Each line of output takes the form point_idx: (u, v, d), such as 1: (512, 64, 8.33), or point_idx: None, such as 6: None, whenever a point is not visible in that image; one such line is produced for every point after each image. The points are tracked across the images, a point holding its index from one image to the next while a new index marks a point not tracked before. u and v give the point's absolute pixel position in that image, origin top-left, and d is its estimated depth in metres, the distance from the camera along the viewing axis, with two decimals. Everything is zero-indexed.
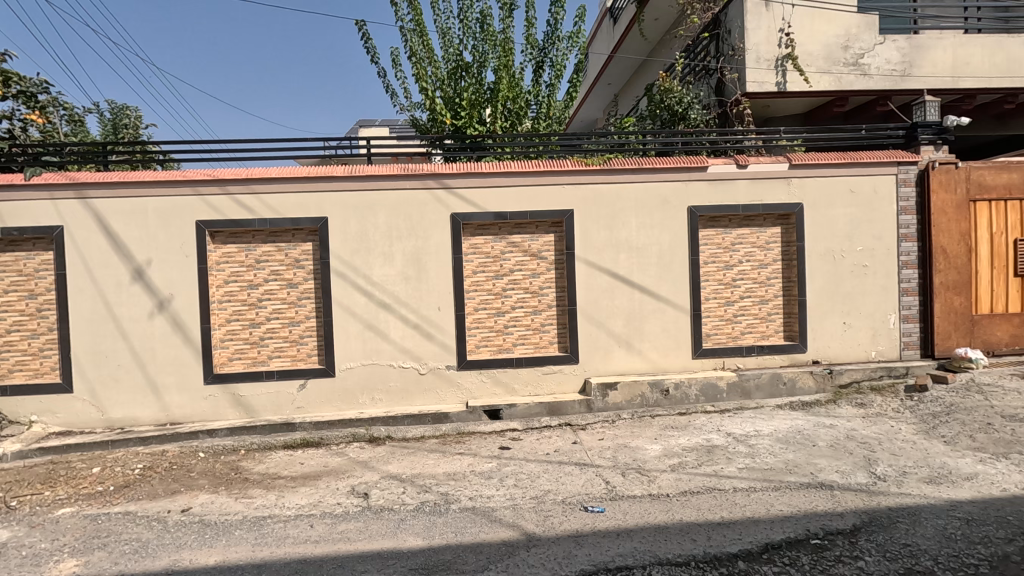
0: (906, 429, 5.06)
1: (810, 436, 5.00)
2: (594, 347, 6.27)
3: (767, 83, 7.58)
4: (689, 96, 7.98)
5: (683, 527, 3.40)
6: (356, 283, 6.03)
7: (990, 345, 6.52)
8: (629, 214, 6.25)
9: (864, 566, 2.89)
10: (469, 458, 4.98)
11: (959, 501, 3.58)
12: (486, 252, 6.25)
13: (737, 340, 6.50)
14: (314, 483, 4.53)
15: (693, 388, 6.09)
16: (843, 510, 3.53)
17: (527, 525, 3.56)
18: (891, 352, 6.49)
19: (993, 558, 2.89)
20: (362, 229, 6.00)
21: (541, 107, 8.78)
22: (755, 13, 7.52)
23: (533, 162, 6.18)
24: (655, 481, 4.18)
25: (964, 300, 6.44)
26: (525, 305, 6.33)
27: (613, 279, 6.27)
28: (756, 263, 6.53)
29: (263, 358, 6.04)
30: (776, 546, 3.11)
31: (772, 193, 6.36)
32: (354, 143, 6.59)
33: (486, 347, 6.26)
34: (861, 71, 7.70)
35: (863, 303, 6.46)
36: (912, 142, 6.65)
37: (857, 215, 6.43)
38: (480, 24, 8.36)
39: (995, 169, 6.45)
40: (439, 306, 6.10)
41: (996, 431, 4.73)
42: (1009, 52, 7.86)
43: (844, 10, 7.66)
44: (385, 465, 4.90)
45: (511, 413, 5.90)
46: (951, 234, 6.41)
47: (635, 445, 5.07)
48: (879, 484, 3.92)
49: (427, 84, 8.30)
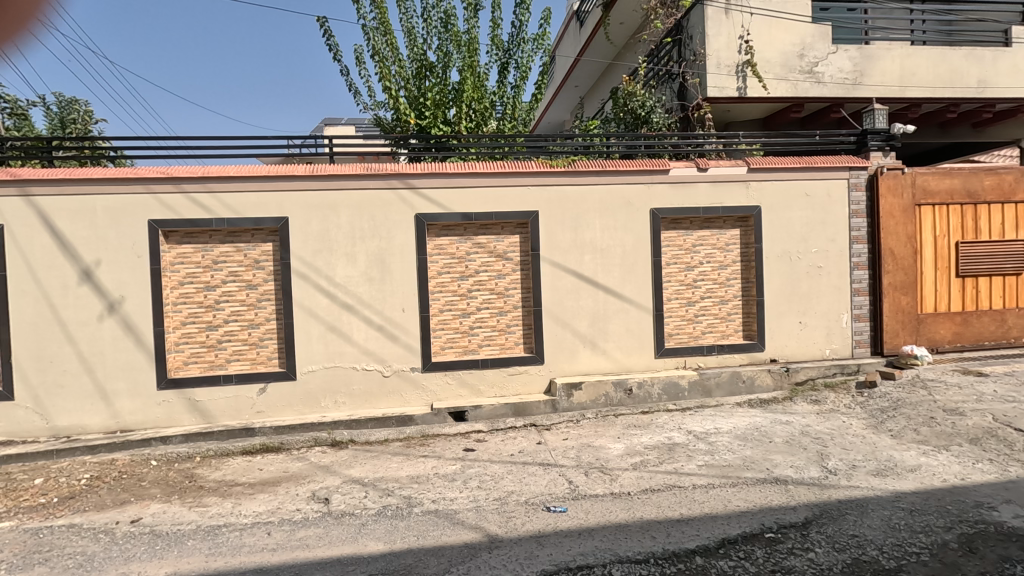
0: (857, 425, 5.26)
1: (767, 433, 5.14)
2: (559, 348, 6.31)
3: (727, 88, 7.76)
4: (651, 100, 8.14)
5: (643, 525, 3.45)
6: (318, 285, 5.91)
7: (935, 343, 6.86)
8: (594, 216, 6.32)
9: (814, 557, 2.99)
10: (433, 461, 4.94)
11: (903, 493, 3.74)
12: (451, 253, 6.22)
13: (698, 339, 6.64)
14: (273, 490, 4.41)
15: (656, 387, 6.18)
16: (796, 504, 3.65)
17: (490, 527, 3.56)
18: (844, 350, 6.74)
19: (933, 546, 3.03)
20: (325, 229, 5.90)
21: (506, 108, 8.79)
22: (715, 20, 7.70)
23: (499, 163, 6.19)
24: (616, 480, 4.24)
25: (910, 300, 6.74)
26: (490, 307, 6.33)
27: (578, 280, 6.32)
28: (716, 264, 6.68)
29: (220, 362, 5.87)
30: (732, 541, 3.19)
31: (732, 196, 6.52)
32: (319, 142, 6.48)
33: (452, 348, 6.23)
34: (815, 80, 7.98)
35: (818, 303, 6.69)
36: (862, 148, 6.92)
37: (811, 218, 6.65)
38: (444, 24, 8.32)
39: (939, 174, 6.77)
40: (404, 307, 6.04)
41: (938, 425, 4.96)
42: (952, 64, 8.24)
43: (800, 20, 7.93)
44: (348, 469, 4.82)
45: (476, 415, 5.88)
46: (899, 236, 6.71)
47: (598, 444, 5.12)
48: (830, 478, 4.07)
49: (391, 84, 8.18)
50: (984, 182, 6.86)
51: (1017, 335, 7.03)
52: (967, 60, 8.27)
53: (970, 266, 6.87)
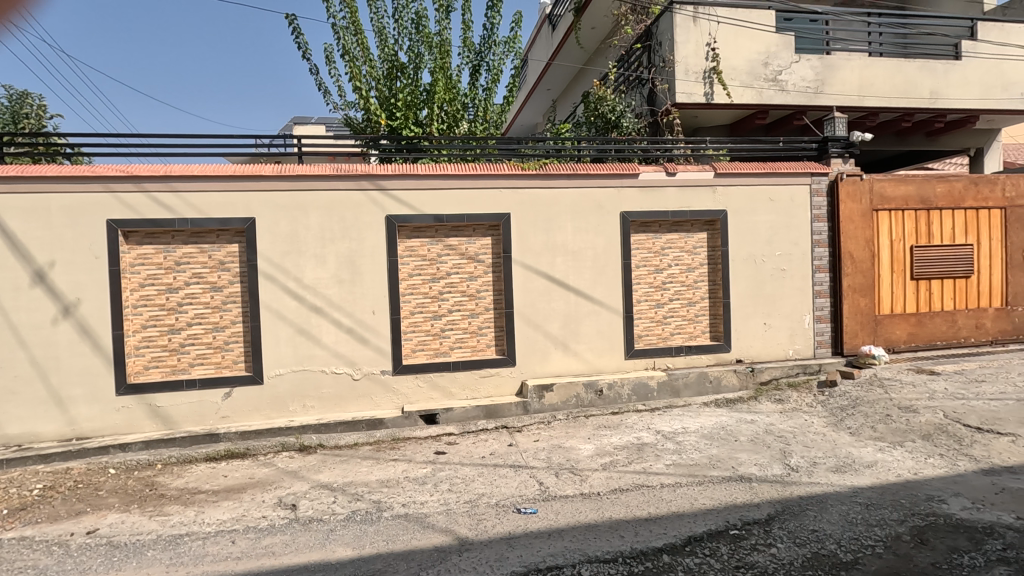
0: (818, 423, 5.43)
1: (733, 432, 5.26)
2: (531, 350, 6.33)
3: (695, 94, 7.93)
4: (621, 105, 8.27)
5: (612, 525, 3.50)
6: (286, 287, 5.81)
7: (891, 343, 7.13)
8: (565, 218, 6.37)
9: (776, 553, 3.07)
10: (403, 464, 4.90)
11: (861, 488, 3.88)
12: (422, 255, 6.19)
13: (667, 340, 6.76)
14: (237, 497, 4.32)
15: (626, 388, 6.26)
16: (759, 501, 3.74)
17: (461, 530, 3.55)
18: (806, 350, 6.94)
19: (888, 539, 3.16)
20: (293, 230, 5.80)
21: (478, 110, 8.80)
22: (683, 27, 7.86)
23: (470, 165, 6.19)
24: (586, 481, 4.28)
25: (868, 301, 6.99)
26: (461, 309, 6.31)
27: (549, 282, 6.36)
28: (684, 267, 6.81)
29: (183, 366, 5.71)
30: (698, 539, 3.26)
31: (699, 200, 6.66)
32: (287, 141, 6.37)
33: (423, 350, 6.20)
34: (779, 88, 8.22)
35: (782, 304, 6.88)
36: (824, 155, 7.15)
37: (776, 222, 6.84)
38: (416, 24, 8.28)
39: (894, 181, 7.05)
40: (374, 309, 5.98)
41: (894, 422, 5.16)
42: (907, 75, 8.59)
43: (765, 29, 8.15)
44: (316, 474, 4.74)
45: (448, 417, 5.85)
46: (857, 240, 6.95)
47: (569, 445, 5.16)
48: (792, 475, 4.20)
49: (362, 84, 8.10)
50: (936, 189, 7.17)
51: (967, 335, 7.36)
52: (921, 71, 8.62)
53: (923, 269, 7.17)
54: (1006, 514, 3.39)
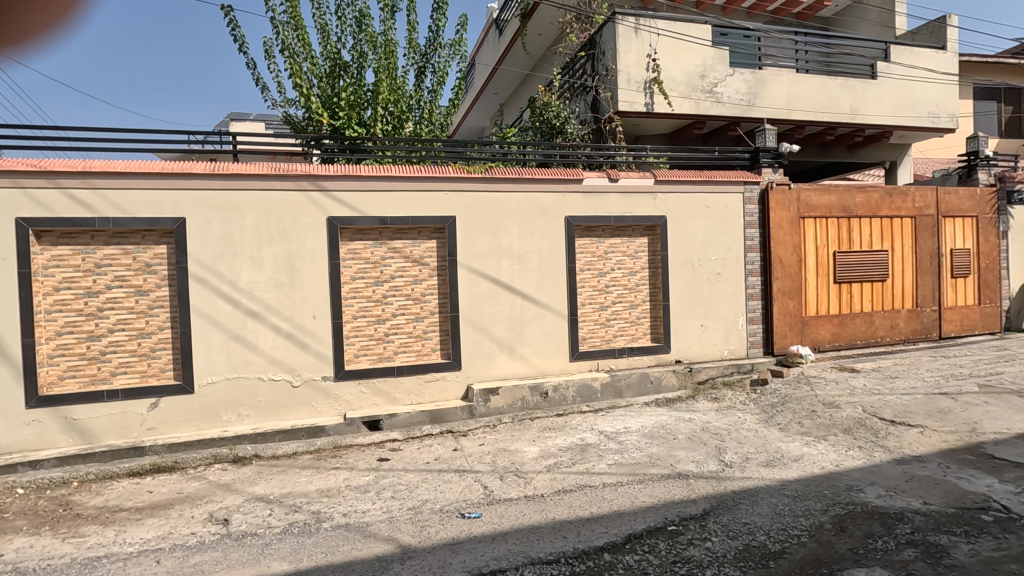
0: (750, 420, 5.70)
1: (671, 430, 5.44)
2: (476, 353, 6.32)
3: (636, 103, 8.17)
4: (566, 111, 8.43)
5: (555, 526, 3.54)
6: (220, 290, 5.54)
7: (816, 342, 7.59)
8: (510, 222, 6.41)
9: (710, 546, 3.19)
10: (344, 473, 4.77)
11: (788, 481, 4.10)
12: (365, 258, 6.06)
13: (610, 342, 6.91)
14: (164, 513, 4.07)
15: (571, 390, 6.35)
16: (695, 497, 3.88)
17: (403, 537, 3.49)
18: (740, 350, 7.27)
19: (812, 528, 3.34)
20: (227, 231, 5.54)
21: (423, 113, 8.74)
22: (625, 37, 8.09)
23: (415, 167, 6.13)
24: (531, 483, 4.31)
25: (796, 304, 7.41)
26: (406, 312, 6.21)
27: (495, 286, 6.37)
28: (626, 270, 6.98)
29: (103, 376, 5.33)
30: (637, 536, 3.35)
31: (640, 206, 6.86)
32: (223, 137, 6.10)
33: (366, 355, 6.06)
34: (715, 99, 8.59)
35: (718, 307, 7.18)
36: (756, 165, 7.52)
37: (712, 228, 7.14)
38: (359, 23, 8.12)
39: (819, 191, 7.51)
40: (315, 314, 5.80)
41: (818, 417, 5.49)
42: (830, 91, 9.17)
43: (701, 43, 8.50)
44: (251, 486, 4.54)
45: (392, 423, 5.76)
46: (786, 246, 7.35)
47: (514, 448, 5.18)
48: (726, 470, 4.38)
49: (302, 81, 7.85)
50: (856, 199, 7.70)
51: (883, 334, 7.93)
52: (842, 88, 9.23)
53: (845, 273, 7.66)
54: (914, 499, 3.67)
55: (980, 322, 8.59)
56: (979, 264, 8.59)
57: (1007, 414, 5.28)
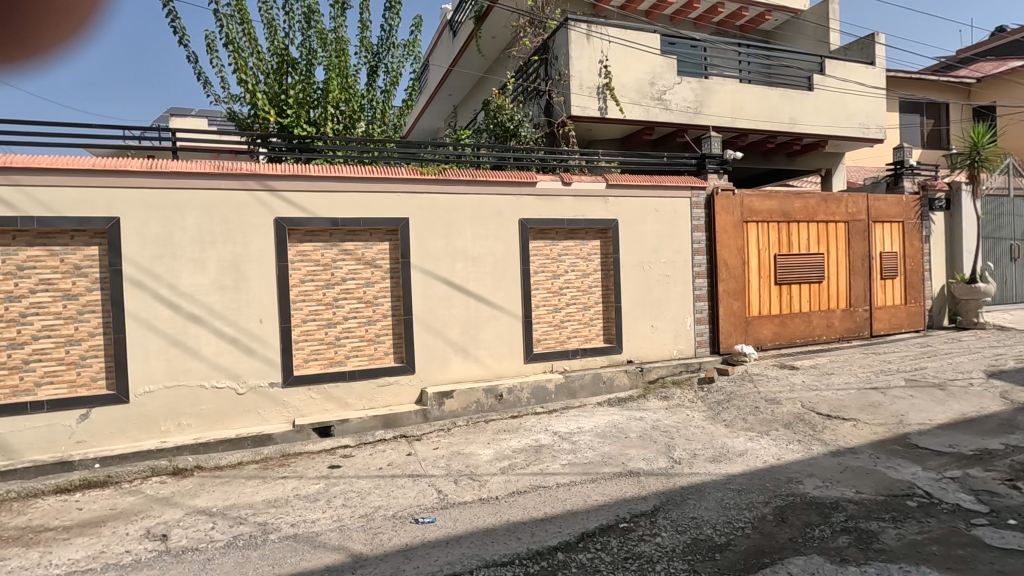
0: (698, 417, 5.88)
1: (624, 429, 5.55)
2: (430, 356, 6.26)
3: (589, 108, 8.31)
4: (519, 114, 8.50)
5: (509, 527, 3.55)
6: (158, 294, 5.27)
7: (759, 341, 7.92)
8: (464, 224, 6.39)
9: (660, 541, 3.28)
10: (293, 482, 4.62)
11: (734, 475, 4.27)
12: (315, 260, 5.90)
13: (564, 344, 6.98)
14: (95, 531, 3.83)
15: (525, 392, 6.38)
16: (646, 493, 3.98)
17: (355, 546, 3.42)
18: (688, 350, 7.50)
19: (756, 520, 3.48)
20: (167, 231, 5.29)
21: (376, 113, 8.64)
22: (578, 43, 8.22)
23: (367, 168, 6.02)
24: (485, 486, 4.30)
25: (740, 304, 7.71)
26: (358, 316, 6.09)
27: (449, 288, 6.34)
28: (579, 273, 7.08)
29: (26, 387, 4.96)
30: (590, 534, 3.40)
31: (593, 209, 6.98)
32: (162, 133, 5.82)
33: (316, 360, 5.90)
34: (664, 106, 8.84)
35: (667, 308, 7.39)
36: (702, 171, 7.79)
37: (661, 231, 7.35)
38: (307, 19, 7.92)
39: (761, 196, 7.84)
40: (261, 318, 5.60)
41: (761, 413, 5.73)
42: (771, 101, 9.60)
43: (651, 51, 8.74)
44: (192, 499, 4.33)
45: (343, 429, 5.62)
46: (730, 249, 7.65)
47: (468, 451, 5.15)
48: (676, 466, 4.51)
49: (247, 76, 7.57)
50: (794, 205, 8.09)
51: (820, 333, 8.36)
52: (782, 99, 9.68)
53: (785, 275, 8.03)
54: (848, 489, 3.89)
55: (906, 321, 9.18)
56: (905, 266, 9.18)
57: (929, 406, 5.67)
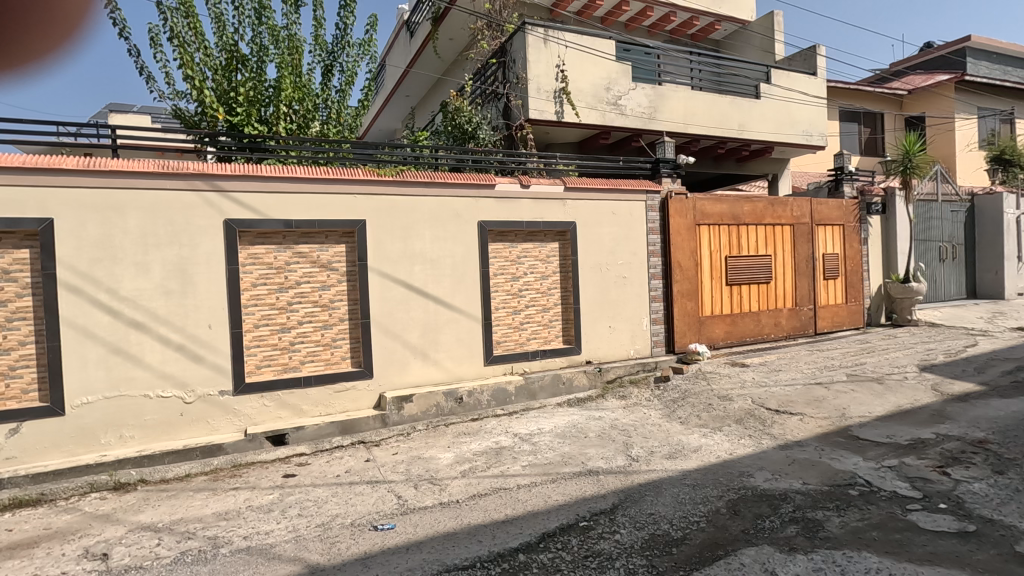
0: (654, 415, 6.02)
1: (583, 429, 5.61)
2: (388, 360, 6.17)
3: (547, 112, 8.39)
4: (478, 116, 8.51)
5: (470, 531, 3.53)
6: (96, 299, 4.99)
7: (712, 340, 8.18)
8: (423, 227, 6.33)
9: (619, 538, 3.33)
10: (245, 493, 4.46)
11: (689, 471, 4.39)
12: (268, 263, 5.72)
13: (524, 346, 7.01)
14: (27, 553, 3.59)
15: (485, 394, 6.37)
16: (605, 492, 4.04)
17: (311, 556, 3.33)
18: (644, 350, 7.67)
19: (710, 514, 3.59)
20: (106, 233, 5.02)
21: (331, 113, 8.49)
22: (535, 48, 8.29)
23: (323, 169, 5.90)
24: (445, 489, 4.27)
25: (694, 305, 7.95)
26: (313, 320, 5.94)
27: (407, 291, 6.27)
28: (538, 275, 7.13)
29: None
30: (551, 534, 3.42)
31: (551, 212, 7.05)
32: (100, 130, 5.52)
33: (269, 366, 5.72)
34: (619, 111, 9.03)
35: (624, 309, 7.54)
36: (657, 175, 7.98)
37: (618, 233, 7.49)
38: (258, 15, 7.69)
39: (712, 200, 8.11)
40: (210, 324, 5.39)
41: (714, 410, 5.92)
42: (721, 108, 9.94)
43: (607, 57, 8.91)
44: (136, 515, 4.12)
45: (298, 437, 5.46)
46: (684, 251, 7.87)
47: (428, 455, 5.10)
48: (634, 464, 4.60)
49: (194, 72, 7.27)
50: (744, 208, 8.40)
51: (769, 331, 8.70)
52: (731, 106, 10.04)
53: (736, 276, 8.33)
54: (796, 480, 4.06)
55: (847, 319, 9.67)
56: (846, 267, 9.67)
57: (869, 399, 5.98)
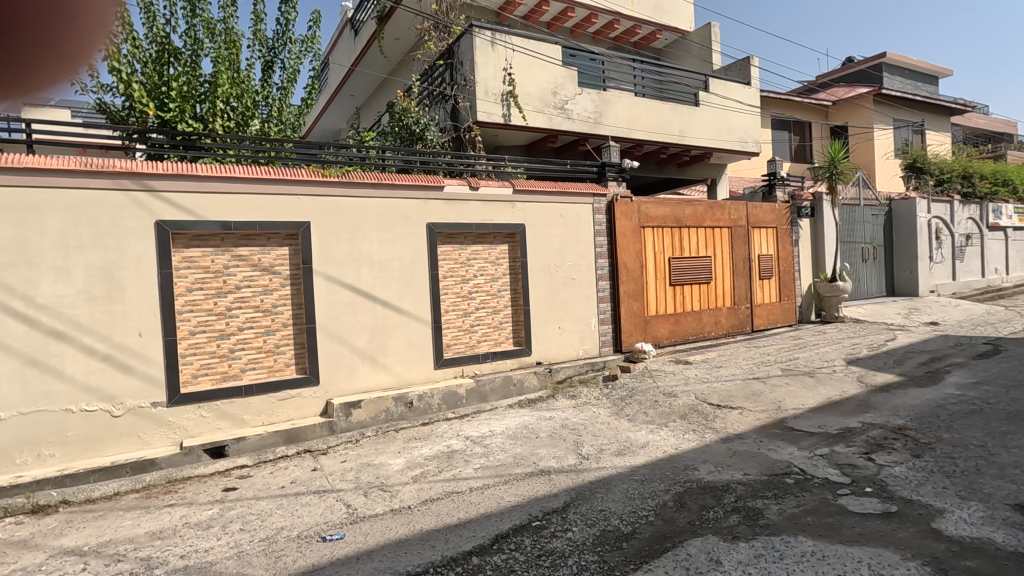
0: (604, 413, 6.14)
1: (534, 429, 5.65)
2: (335, 366, 6.00)
3: (494, 114, 8.42)
4: (425, 118, 8.46)
5: (423, 536, 3.49)
6: (9, 308, 4.59)
7: (657, 339, 8.43)
8: (370, 229, 6.21)
9: (571, 536, 3.38)
10: (182, 509, 4.22)
11: (637, 467, 4.50)
12: (204, 266, 5.46)
13: (474, 348, 7.00)
14: None
15: (436, 398, 6.29)
16: (557, 491, 4.09)
17: (255, 572, 3.19)
18: (593, 349, 7.81)
19: (659, 507, 3.70)
20: (21, 236, 4.63)
21: (272, 110, 8.21)
22: (482, 50, 8.30)
23: (264, 169, 5.68)
24: (396, 496, 4.20)
25: (639, 305, 8.17)
26: (255, 326, 5.71)
27: (355, 294, 6.12)
28: (488, 277, 7.13)
29: None
30: (504, 536, 3.43)
31: (500, 214, 7.08)
32: (13, 124, 5.09)
33: (207, 375, 5.45)
34: (566, 115, 9.17)
35: (573, 310, 7.65)
36: (603, 178, 8.16)
37: (566, 235, 7.60)
38: (192, 6, 7.32)
39: (656, 203, 8.37)
40: (141, 332, 5.07)
41: (660, 406, 6.10)
42: (663, 115, 10.28)
43: (553, 62, 9.03)
44: (57, 539, 3.82)
45: (239, 448, 5.22)
46: (630, 252, 8.07)
47: (378, 462, 5.00)
48: (584, 462, 4.67)
49: (120, 65, 6.83)
50: (685, 212, 8.72)
51: (710, 329, 9.06)
52: (672, 113, 10.39)
53: (679, 277, 8.63)
54: (737, 471, 4.25)
55: (781, 316, 10.19)
56: (779, 267, 10.20)
57: (802, 392, 6.33)
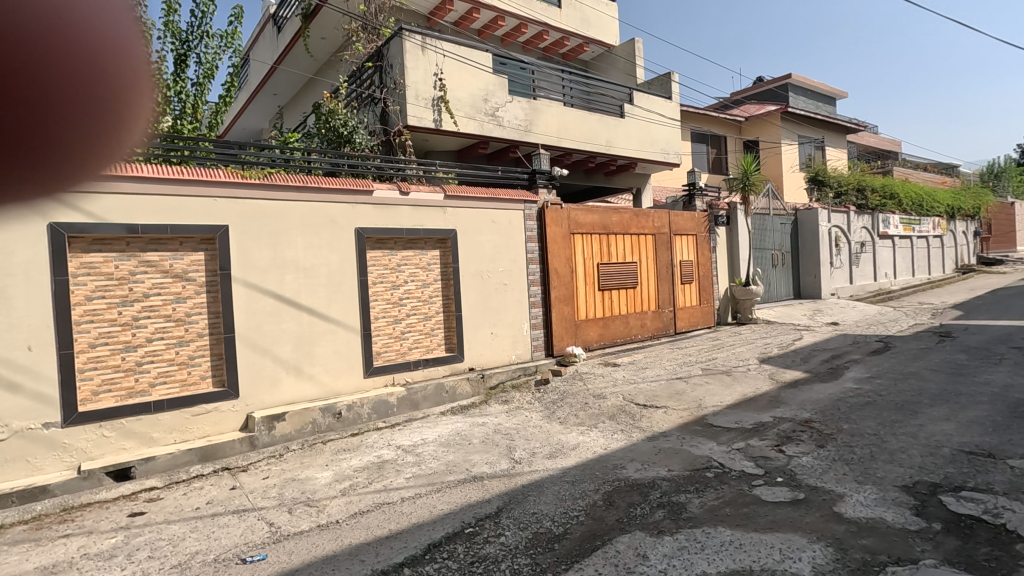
0: (535, 417, 6.21)
1: (466, 436, 5.63)
2: (256, 378, 5.70)
3: (425, 119, 8.35)
4: (354, 120, 8.27)
5: (352, 551, 3.37)
6: None
7: (586, 342, 8.64)
8: (295, 233, 5.97)
9: (504, 540, 3.39)
10: (79, 540, 3.84)
11: (568, 468, 4.59)
12: (107, 273, 5.03)
13: (405, 355, 6.87)
14: None
15: (365, 407, 6.12)
16: (490, 496, 4.09)
17: None
18: (525, 354, 7.89)
19: (590, 506, 3.79)
20: None
21: (185, 107, 7.72)
22: (413, 54, 8.21)
23: (175, 168, 5.32)
24: (324, 511, 4.04)
25: (569, 309, 8.35)
26: (165, 336, 5.32)
27: (278, 302, 5.85)
28: (419, 283, 7.04)
29: None
30: (437, 544, 3.38)
31: (431, 219, 7.03)
32: None
33: (110, 391, 5.01)
34: (497, 122, 9.25)
35: (505, 315, 7.70)
36: (534, 185, 8.29)
37: (498, 241, 7.65)
38: None
39: (584, 210, 8.60)
40: (30, 345, 4.59)
41: (590, 408, 6.25)
42: (590, 125, 10.59)
43: (484, 69, 9.10)
44: None
45: (148, 469, 4.83)
46: (560, 258, 8.24)
47: (304, 476, 4.79)
48: (517, 466, 4.71)
49: None
50: (612, 219, 9.01)
51: (636, 332, 9.40)
52: (599, 124, 10.73)
53: (607, 282, 8.90)
54: (662, 468, 4.43)
55: (701, 318, 10.75)
56: (699, 272, 10.76)
57: (720, 390, 6.70)
